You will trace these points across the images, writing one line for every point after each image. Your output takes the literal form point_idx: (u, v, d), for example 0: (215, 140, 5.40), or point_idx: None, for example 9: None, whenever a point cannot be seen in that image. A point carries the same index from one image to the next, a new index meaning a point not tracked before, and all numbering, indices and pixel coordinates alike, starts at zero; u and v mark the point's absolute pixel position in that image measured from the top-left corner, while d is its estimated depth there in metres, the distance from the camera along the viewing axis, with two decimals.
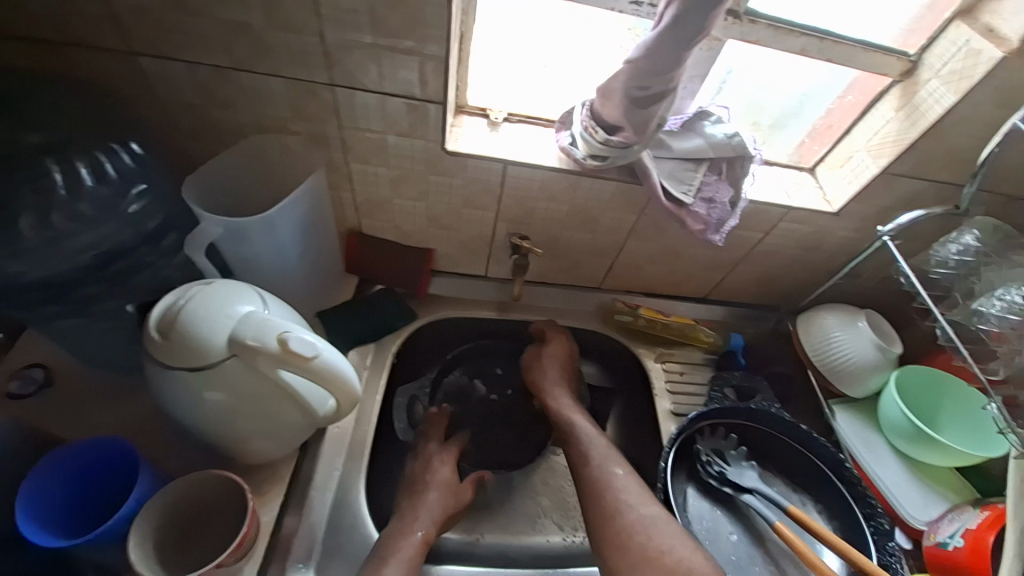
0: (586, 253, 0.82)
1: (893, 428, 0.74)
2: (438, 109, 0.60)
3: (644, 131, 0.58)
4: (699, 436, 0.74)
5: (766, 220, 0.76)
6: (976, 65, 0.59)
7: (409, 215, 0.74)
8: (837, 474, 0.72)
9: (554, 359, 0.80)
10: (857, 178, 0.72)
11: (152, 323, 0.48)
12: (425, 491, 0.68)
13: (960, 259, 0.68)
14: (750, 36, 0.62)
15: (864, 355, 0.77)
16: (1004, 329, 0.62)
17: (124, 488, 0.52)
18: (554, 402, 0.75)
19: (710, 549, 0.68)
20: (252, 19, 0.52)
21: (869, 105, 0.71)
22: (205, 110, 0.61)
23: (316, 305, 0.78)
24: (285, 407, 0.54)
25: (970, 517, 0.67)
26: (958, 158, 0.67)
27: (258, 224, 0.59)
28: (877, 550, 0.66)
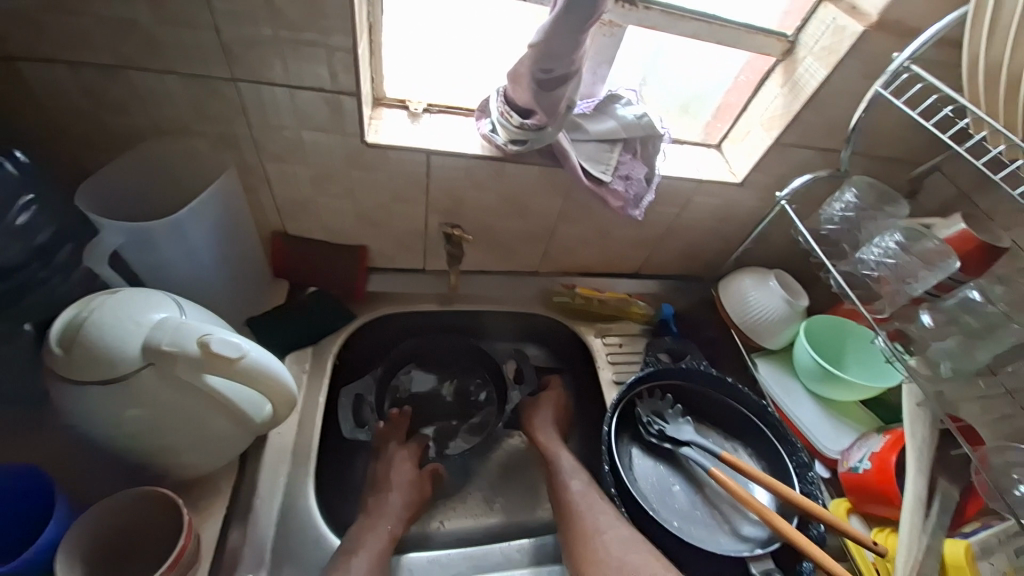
0: (519, 239, 0.84)
1: (806, 372, 0.82)
2: (352, 101, 0.60)
3: (554, 112, 0.61)
4: (638, 400, 0.78)
5: (680, 195, 0.81)
6: (842, 39, 0.66)
7: (337, 212, 0.74)
8: (761, 419, 0.79)
9: (549, 402, 0.81)
10: (755, 150, 0.79)
11: (53, 338, 0.45)
12: (388, 490, 0.67)
13: (844, 215, 0.76)
14: (647, 21, 0.67)
15: (776, 310, 0.84)
16: (884, 272, 0.71)
17: (40, 521, 0.47)
18: (542, 436, 0.76)
19: (657, 501, 0.73)
20: (138, 14, 0.50)
21: (760, 83, 0.78)
22: (98, 115, 0.58)
23: (246, 314, 0.75)
24: (215, 416, 0.52)
25: (874, 440, 0.75)
26: (835, 126, 0.75)
27: (165, 228, 0.56)
28: (799, 481, 0.73)
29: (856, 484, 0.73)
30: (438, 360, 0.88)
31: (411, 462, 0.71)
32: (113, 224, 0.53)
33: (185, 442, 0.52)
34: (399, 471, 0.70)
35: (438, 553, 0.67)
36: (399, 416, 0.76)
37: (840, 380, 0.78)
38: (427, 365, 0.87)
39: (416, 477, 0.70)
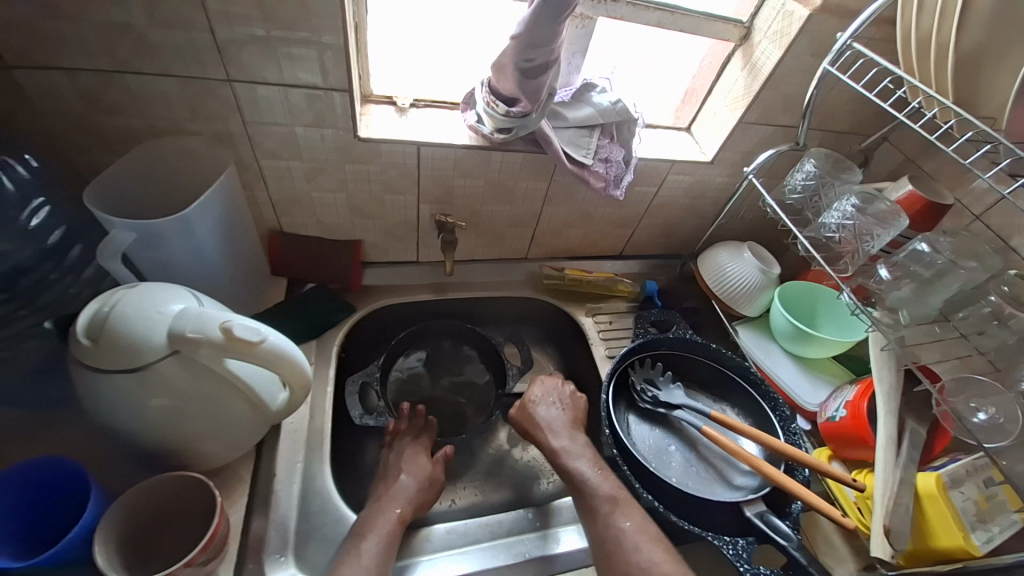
0: (507, 225, 0.88)
1: (783, 334, 0.88)
2: (343, 96, 0.63)
3: (537, 98, 0.65)
4: (631, 370, 0.83)
5: (657, 174, 0.86)
6: (791, 23, 0.73)
7: (331, 207, 0.76)
8: (746, 379, 0.84)
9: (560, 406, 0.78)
10: (722, 129, 0.85)
11: (78, 330, 0.47)
12: (398, 475, 0.68)
13: (806, 184, 0.82)
14: (614, 12, 0.72)
15: (753, 278, 0.90)
16: (845, 233, 0.76)
17: (76, 508, 0.50)
18: (558, 442, 0.72)
19: (655, 462, 0.77)
20: (133, 18, 0.52)
21: (722, 67, 0.84)
22: (92, 119, 0.59)
23: (248, 311, 0.76)
24: (234, 402, 0.55)
25: (848, 391, 0.80)
26: (792, 103, 0.81)
27: (173, 224, 0.58)
28: (784, 432, 0.78)
29: (835, 432, 0.78)
30: (440, 347, 0.92)
31: (423, 455, 0.72)
32: (123, 223, 0.55)
33: (205, 428, 0.54)
34: (410, 460, 0.71)
35: (455, 523, 0.71)
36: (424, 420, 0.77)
37: (815, 338, 0.83)
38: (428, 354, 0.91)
39: (427, 466, 0.71)
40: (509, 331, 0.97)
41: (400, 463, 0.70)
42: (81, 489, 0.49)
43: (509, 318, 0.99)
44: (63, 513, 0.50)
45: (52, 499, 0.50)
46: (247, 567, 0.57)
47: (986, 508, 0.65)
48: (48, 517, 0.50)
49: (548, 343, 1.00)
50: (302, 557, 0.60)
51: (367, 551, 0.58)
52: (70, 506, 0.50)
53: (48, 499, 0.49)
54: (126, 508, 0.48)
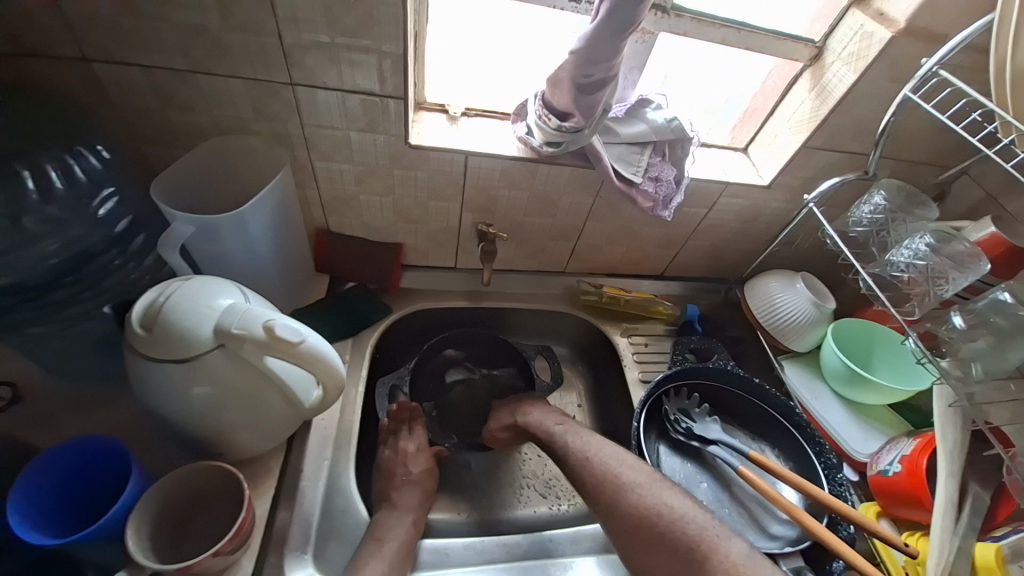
0: (548, 238, 0.87)
1: (833, 374, 0.82)
2: (398, 104, 0.63)
3: (592, 115, 0.64)
4: (666, 398, 0.80)
5: (708, 196, 0.83)
6: (869, 45, 0.68)
7: (377, 210, 0.77)
8: (789, 420, 0.79)
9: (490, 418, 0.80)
10: (783, 154, 0.80)
11: (134, 319, 0.49)
12: (404, 481, 0.69)
13: (872, 217, 0.77)
14: (677, 28, 0.70)
15: (804, 311, 0.85)
16: (913, 274, 0.71)
17: (113, 487, 0.53)
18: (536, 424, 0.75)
19: (684, 497, 0.74)
20: (208, 21, 0.54)
21: (787, 88, 0.80)
22: (163, 113, 0.62)
23: (290, 304, 0.79)
24: (272, 396, 0.56)
25: (904, 445, 0.74)
26: (861, 130, 0.76)
27: (229, 221, 0.60)
28: (828, 482, 0.73)
29: (886, 487, 0.72)
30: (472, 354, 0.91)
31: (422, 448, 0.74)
32: (185, 216, 0.57)
33: (242, 419, 0.56)
34: (414, 463, 0.72)
35: (473, 539, 0.70)
36: (410, 410, 0.77)
37: (870, 383, 0.78)
38: (460, 361, 0.90)
39: (428, 465, 0.73)
40: (541, 344, 0.96)
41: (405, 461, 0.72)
42: (121, 469, 0.52)
43: (541, 330, 0.97)
44: (99, 492, 0.53)
45: (86, 480, 0.52)
46: (271, 559, 0.58)
47: None
48: (81, 498, 0.52)
49: (580, 360, 0.98)
50: (323, 555, 0.61)
51: (381, 559, 0.59)
52: (105, 486, 0.53)
53: (85, 479, 0.52)
54: (161, 493, 0.50)
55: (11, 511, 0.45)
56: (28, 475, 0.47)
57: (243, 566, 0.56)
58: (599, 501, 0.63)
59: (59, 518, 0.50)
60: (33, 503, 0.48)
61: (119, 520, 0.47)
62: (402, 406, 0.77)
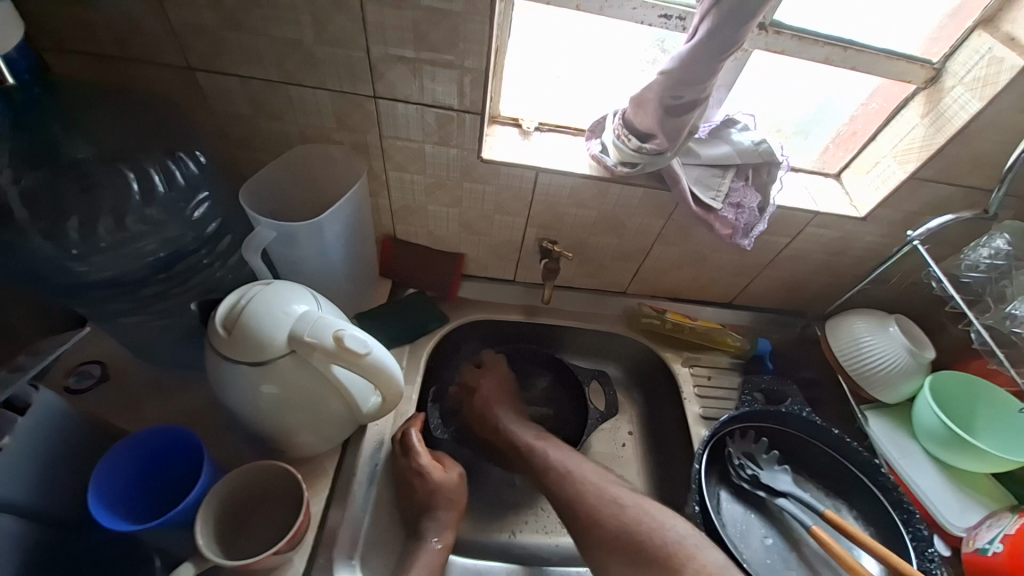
0: (613, 257, 0.83)
1: (927, 434, 0.73)
2: (474, 119, 0.63)
3: (676, 137, 0.60)
4: (729, 440, 0.74)
5: (792, 225, 0.77)
6: (999, 71, 0.60)
7: (443, 220, 0.78)
8: (871, 479, 0.71)
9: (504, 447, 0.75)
10: (884, 184, 0.73)
11: (217, 319, 0.52)
12: (435, 507, 0.66)
13: (992, 263, 0.68)
14: (775, 46, 0.64)
15: (896, 360, 0.76)
16: None
17: (185, 474, 0.56)
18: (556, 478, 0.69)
19: (745, 552, 0.68)
20: (304, 36, 0.56)
21: (894, 112, 0.72)
22: (254, 121, 0.66)
23: (353, 307, 0.81)
24: (333, 401, 0.58)
25: (1008, 522, 0.65)
26: (984, 162, 0.67)
27: (308, 228, 0.62)
28: (916, 556, 0.65)
29: (982, 566, 0.64)
30: (517, 376, 0.89)
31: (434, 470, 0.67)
32: (269, 222, 0.60)
33: (304, 421, 0.58)
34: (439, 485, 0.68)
35: (512, 567, 0.70)
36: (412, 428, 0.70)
37: (974, 449, 0.68)
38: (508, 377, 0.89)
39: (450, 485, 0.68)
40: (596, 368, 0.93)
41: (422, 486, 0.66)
42: (193, 457, 0.55)
43: (596, 352, 0.94)
44: (171, 485, 0.56)
45: (160, 471, 0.56)
46: (319, 560, 0.59)
47: None
48: (155, 489, 0.55)
49: (635, 386, 0.94)
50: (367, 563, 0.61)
51: None
52: (178, 472, 0.56)
53: (159, 470, 0.55)
54: (227, 489, 0.52)
55: (96, 494, 0.49)
56: (111, 460, 0.51)
57: (294, 564, 0.57)
58: (650, 547, 0.60)
59: (135, 506, 0.54)
60: (117, 485, 0.52)
61: (190, 510, 0.50)
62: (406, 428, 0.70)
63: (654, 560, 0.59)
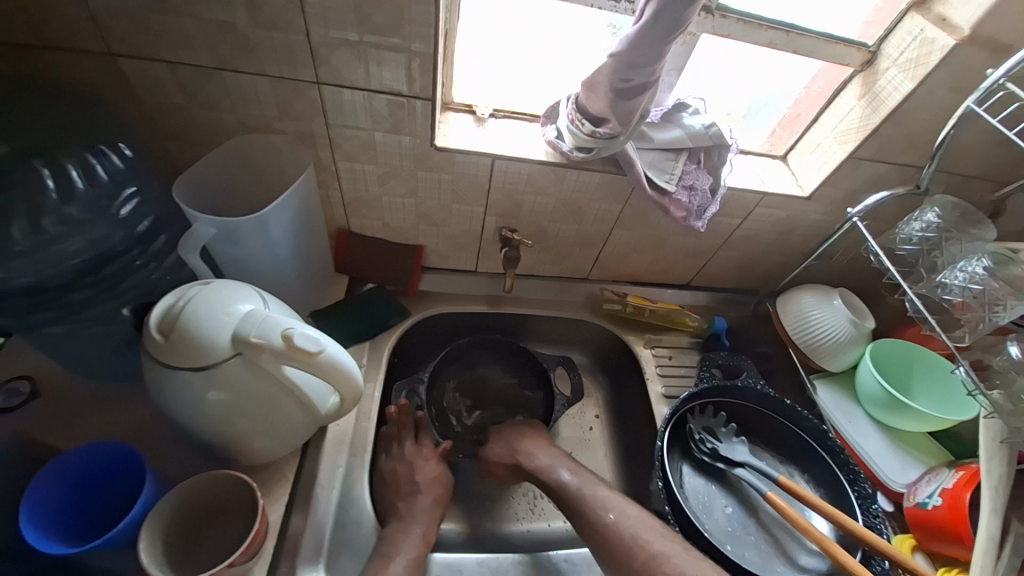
0: (573, 244, 0.84)
1: (870, 398, 0.78)
2: (425, 105, 0.61)
3: (628, 122, 0.60)
4: (691, 416, 0.76)
5: (743, 206, 0.79)
6: (930, 52, 0.63)
7: (399, 212, 0.75)
8: (821, 444, 0.75)
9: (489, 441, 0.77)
10: (826, 164, 0.76)
11: (152, 324, 0.48)
12: (417, 491, 0.67)
13: (924, 235, 0.72)
14: (721, 30, 0.66)
15: (840, 331, 0.80)
16: (967, 299, 0.66)
17: (128, 490, 0.52)
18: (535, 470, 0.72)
19: (707, 521, 0.71)
20: (237, 18, 0.52)
21: (834, 94, 0.75)
22: (188, 110, 0.61)
23: (308, 305, 0.78)
24: (288, 403, 0.55)
25: (945, 477, 0.70)
26: (915, 141, 0.71)
27: (252, 223, 0.58)
28: (862, 513, 0.69)
29: (923, 520, 0.68)
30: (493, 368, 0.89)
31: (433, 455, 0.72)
32: (207, 218, 0.56)
33: (258, 426, 0.55)
34: (422, 471, 0.69)
35: (487, 556, 0.68)
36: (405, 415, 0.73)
37: (911, 410, 0.73)
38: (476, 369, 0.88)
39: (436, 474, 0.70)
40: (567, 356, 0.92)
41: (411, 471, 0.69)
42: (136, 473, 0.52)
43: (561, 339, 0.95)
44: (114, 502, 0.52)
45: (100, 487, 0.52)
46: (282, 567, 0.57)
47: None
48: (95, 507, 0.52)
49: (600, 370, 0.95)
50: (333, 567, 0.59)
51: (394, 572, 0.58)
52: (120, 489, 0.52)
53: (99, 486, 0.52)
54: (175, 502, 0.50)
55: (27, 516, 0.45)
56: (44, 479, 0.47)
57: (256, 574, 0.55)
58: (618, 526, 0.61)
59: (73, 526, 0.50)
60: (51, 506, 0.48)
61: (133, 527, 0.47)
62: (401, 411, 0.73)
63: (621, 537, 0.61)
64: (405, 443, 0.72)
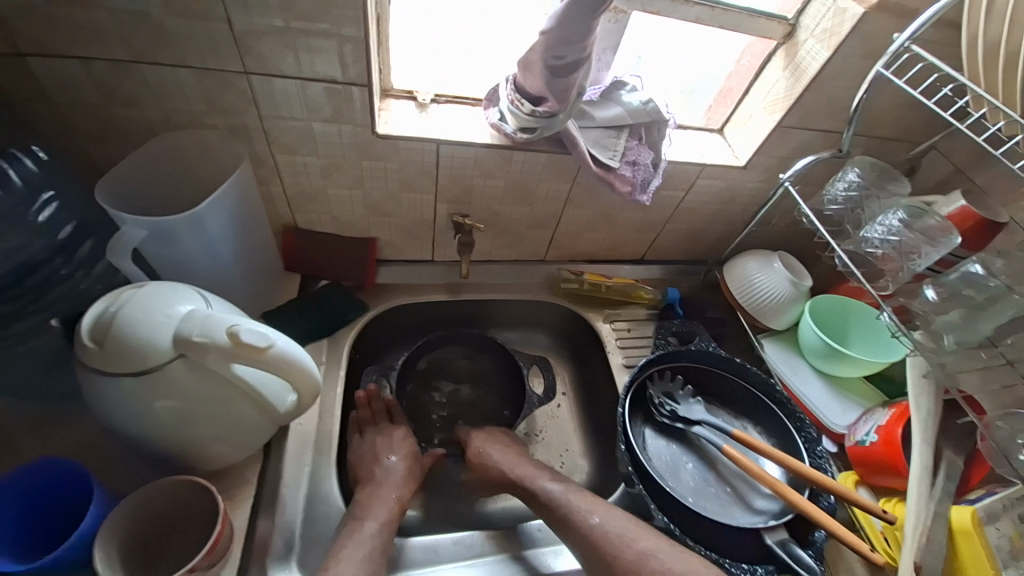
0: (526, 226, 0.85)
1: (811, 351, 0.84)
2: (362, 91, 0.60)
3: (565, 98, 0.62)
4: (650, 382, 0.80)
5: (685, 178, 0.82)
6: (842, 22, 0.67)
7: (347, 204, 0.74)
8: (770, 397, 0.80)
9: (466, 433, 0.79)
10: (758, 134, 0.80)
11: (84, 331, 0.46)
12: (388, 457, 0.69)
13: (847, 195, 0.77)
14: (650, 7, 0.68)
15: (782, 291, 0.85)
16: (887, 249, 0.72)
17: (77, 509, 0.50)
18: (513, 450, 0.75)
19: (671, 478, 0.75)
20: (151, 7, 0.50)
21: (761, 67, 0.79)
22: (108, 109, 0.58)
23: (260, 307, 0.76)
24: (243, 405, 0.54)
25: (880, 415, 0.76)
26: (836, 108, 0.76)
27: (186, 221, 0.57)
28: (809, 455, 0.74)
29: (863, 457, 0.74)
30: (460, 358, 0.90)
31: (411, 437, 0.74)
32: (135, 219, 0.54)
33: (213, 431, 0.54)
34: (398, 443, 0.71)
35: (462, 535, 0.70)
36: (378, 400, 0.75)
37: (848, 357, 0.79)
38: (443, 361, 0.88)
39: (409, 454, 0.71)
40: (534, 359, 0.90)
41: (388, 445, 0.70)
42: (84, 489, 0.49)
43: (523, 321, 0.96)
44: (60, 523, 0.50)
45: (43, 510, 0.49)
46: (252, 570, 0.56)
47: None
48: (45, 526, 0.49)
49: (563, 348, 0.97)
50: (306, 564, 0.59)
51: (366, 536, 0.59)
52: (70, 508, 0.50)
53: (41, 509, 0.49)
54: (129, 514, 0.48)
55: None
56: None
57: None
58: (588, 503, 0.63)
59: (22, 546, 0.48)
60: None
61: (84, 544, 0.45)
62: (370, 396, 0.74)
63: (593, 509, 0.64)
64: (381, 425, 0.73)
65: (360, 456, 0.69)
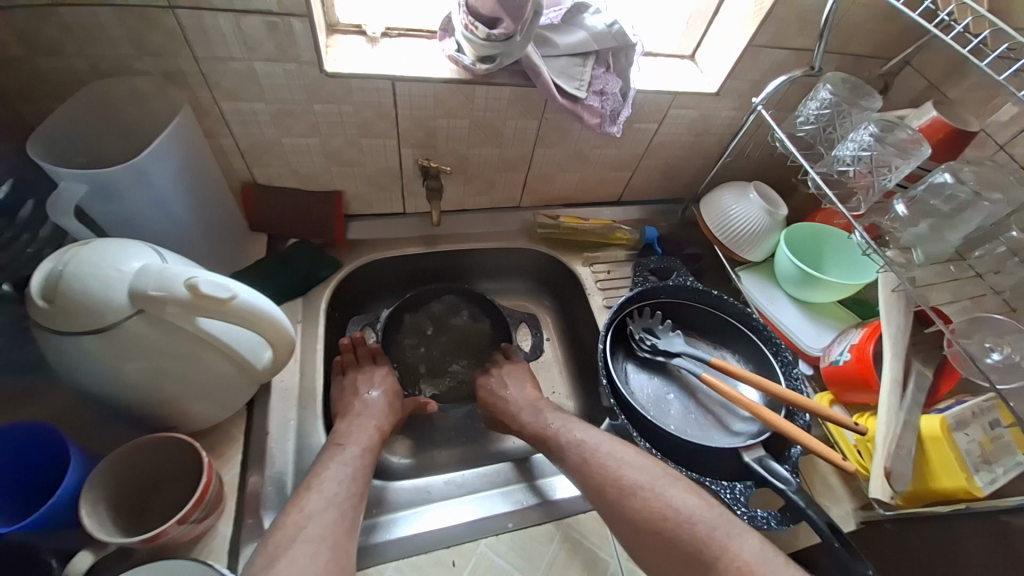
0: (497, 170, 0.82)
1: (786, 278, 0.84)
2: (304, 23, 0.56)
3: (521, 17, 0.59)
4: (630, 320, 0.81)
5: (657, 109, 0.79)
6: None
7: (306, 154, 0.71)
8: (747, 326, 0.81)
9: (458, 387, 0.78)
10: (730, 56, 0.77)
11: (34, 291, 0.44)
12: (369, 390, 0.70)
13: (820, 113, 0.76)
14: None
15: (758, 220, 0.85)
16: (861, 167, 0.71)
17: (57, 475, 0.50)
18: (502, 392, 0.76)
19: (654, 409, 0.77)
20: None
21: None
22: (30, 61, 0.54)
23: (227, 269, 0.73)
24: (217, 362, 0.53)
25: (852, 335, 0.78)
26: (808, 22, 0.73)
27: (127, 173, 0.55)
28: (786, 378, 0.76)
29: (837, 375, 0.76)
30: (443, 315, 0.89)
31: (393, 376, 0.75)
32: (73, 174, 0.52)
33: (187, 389, 0.53)
34: (381, 379, 0.73)
35: (451, 475, 0.75)
36: (360, 346, 0.76)
37: (821, 281, 0.80)
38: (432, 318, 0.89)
39: (389, 398, 0.71)
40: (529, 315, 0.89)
41: (370, 381, 0.72)
42: (62, 454, 0.49)
43: (503, 271, 0.96)
44: (43, 490, 0.50)
45: (18, 485, 0.49)
46: (247, 519, 0.57)
47: (991, 450, 0.62)
48: (30, 493, 0.50)
49: (545, 295, 0.98)
50: None
51: (349, 455, 0.60)
52: (51, 474, 0.50)
53: (22, 481, 0.49)
54: (111, 471, 0.48)
55: None
56: None
57: (220, 532, 0.55)
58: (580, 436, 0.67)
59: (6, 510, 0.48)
60: None
61: (67, 503, 0.45)
62: (352, 343, 0.76)
63: (583, 442, 0.66)
64: (364, 366, 0.74)
65: (342, 392, 0.71)
